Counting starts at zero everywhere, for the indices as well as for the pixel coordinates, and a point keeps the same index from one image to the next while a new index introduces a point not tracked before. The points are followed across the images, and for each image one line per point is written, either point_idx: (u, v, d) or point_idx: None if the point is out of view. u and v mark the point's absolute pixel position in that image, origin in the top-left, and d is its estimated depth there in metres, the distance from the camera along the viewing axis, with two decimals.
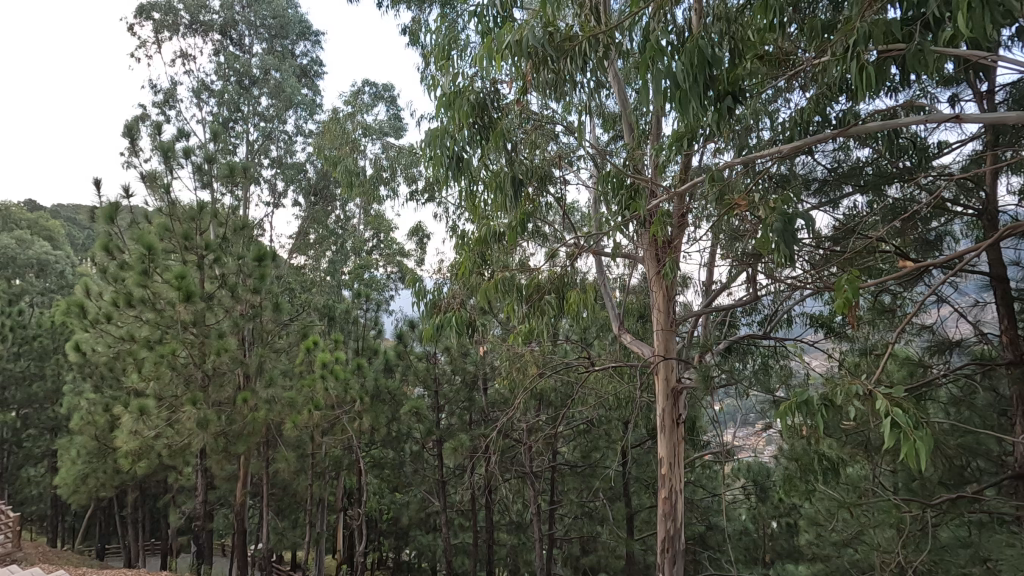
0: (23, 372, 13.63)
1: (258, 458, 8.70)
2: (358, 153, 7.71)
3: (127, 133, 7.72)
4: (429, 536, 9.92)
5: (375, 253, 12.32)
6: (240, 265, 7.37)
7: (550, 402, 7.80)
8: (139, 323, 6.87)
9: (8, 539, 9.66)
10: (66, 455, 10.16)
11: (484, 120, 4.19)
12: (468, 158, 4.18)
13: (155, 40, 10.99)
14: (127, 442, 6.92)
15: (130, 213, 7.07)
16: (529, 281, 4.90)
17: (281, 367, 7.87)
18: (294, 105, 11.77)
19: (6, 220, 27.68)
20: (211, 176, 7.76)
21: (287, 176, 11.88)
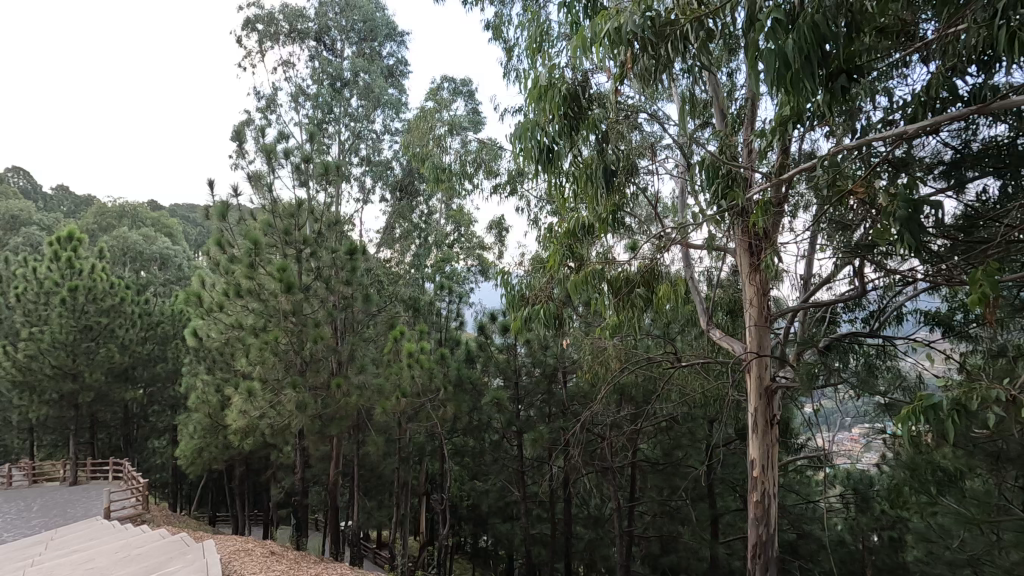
0: (149, 354, 15.31)
1: (349, 440, 9.23)
2: (443, 149, 7.89)
3: (235, 137, 8.39)
4: (507, 525, 10.09)
5: (456, 245, 12.62)
6: (333, 258, 7.84)
7: (633, 397, 7.69)
8: (247, 312, 7.51)
9: (138, 502, 10.89)
10: (184, 430, 11.27)
11: (575, 111, 4.16)
12: (559, 151, 4.15)
13: (259, 50, 11.83)
14: (236, 421, 7.54)
15: (239, 210, 7.71)
16: (617, 274, 4.86)
17: (370, 355, 8.31)
18: (381, 105, 12.28)
19: (136, 218, 31.10)
20: (308, 175, 8.27)
21: (376, 173, 12.42)
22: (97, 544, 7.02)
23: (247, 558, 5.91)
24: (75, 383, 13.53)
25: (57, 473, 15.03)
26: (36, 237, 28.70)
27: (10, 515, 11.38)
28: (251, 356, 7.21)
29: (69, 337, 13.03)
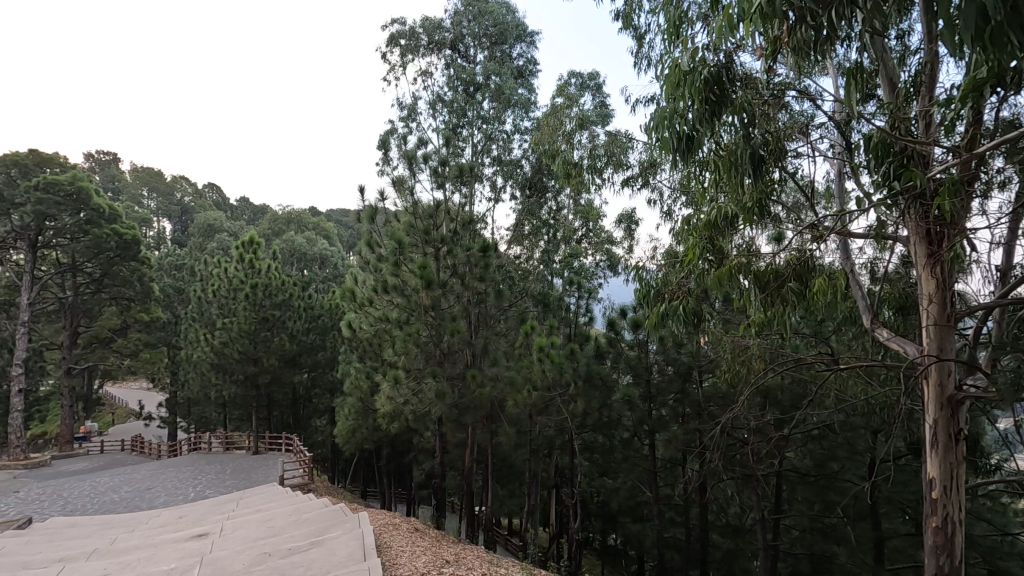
0: (312, 343, 17.31)
1: (483, 429, 9.66)
2: (571, 145, 7.86)
3: (381, 145, 9.16)
4: (638, 525, 9.86)
5: (584, 241, 12.56)
6: (468, 256, 8.22)
7: (780, 402, 7.08)
8: (393, 307, 8.19)
9: (305, 472, 12.41)
10: (341, 411, 12.58)
11: (718, 96, 3.90)
12: (700, 138, 3.93)
13: (401, 63, 12.77)
14: (384, 406, 8.26)
15: (385, 213, 8.41)
16: (765, 268, 4.49)
17: (503, 349, 8.61)
18: (512, 106, 12.61)
19: (300, 223, 35.32)
20: (445, 177, 8.76)
21: (506, 173, 12.78)
22: (275, 506, 8.13)
23: (394, 532, 6.46)
24: (256, 367, 15.76)
25: (244, 443, 17.63)
26: (227, 242, 33.89)
27: (210, 476, 13.60)
28: (397, 347, 7.86)
29: (252, 327, 15.21)
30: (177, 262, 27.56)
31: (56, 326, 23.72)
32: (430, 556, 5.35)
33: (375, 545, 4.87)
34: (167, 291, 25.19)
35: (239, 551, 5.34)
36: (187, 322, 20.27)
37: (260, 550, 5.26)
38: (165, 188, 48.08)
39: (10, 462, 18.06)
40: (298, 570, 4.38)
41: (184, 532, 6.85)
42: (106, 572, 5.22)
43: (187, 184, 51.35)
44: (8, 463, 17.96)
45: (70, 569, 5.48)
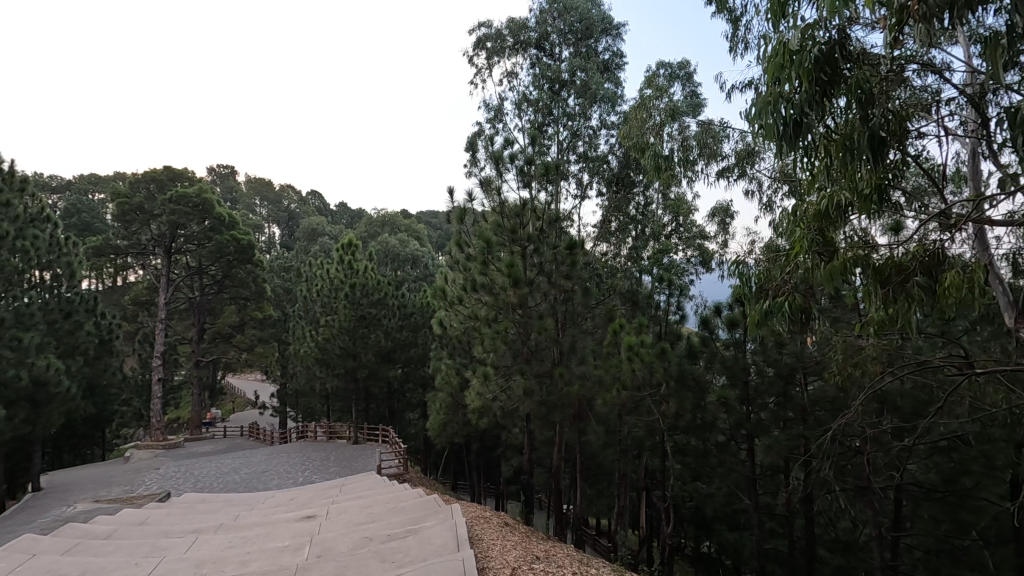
0: (406, 340, 18.10)
1: (571, 427, 9.62)
2: (661, 138, 7.64)
3: (469, 147, 9.38)
4: (735, 534, 9.37)
5: (674, 236, 12.16)
6: (555, 254, 8.21)
7: (899, 408, 6.44)
8: (481, 305, 8.38)
9: (400, 463, 13.01)
10: (432, 406, 13.04)
11: (831, 75, 3.59)
12: (810, 122, 3.63)
13: (488, 66, 13.00)
14: (474, 401, 8.45)
15: (473, 214, 8.61)
16: (886, 260, 4.09)
17: (591, 347, 8.53)
18: (598, 101, 12.44)
19: (394, 225, 37.07)
20: (531, 176, 8.80)
21: (592, 169, 12.63)
22: (374, 494, 8.60)
23: (485, 525, 6.62)
24: (355, 361, 16.74)
25: (345, 433, 18.81)
26: (328, 245, 36.31)
27: (316, 463, 14.64)
28: (486, 344, 8.08)
29: (351, 324, 16.18)
30: (286, 264, 29.94)
31: (187, 323, 26.60)
32: (521, 551, 5.41)
33: (468, 536, 4.99)
34: (277, 291, 27.43)
35: (343, 534, 5.70)
36: (294, 320, 21.95)
37: (361, 534, 5.58)
38: (274, 197, 52.38)
39: (152, 443, 20.51)
40: (397, 555, 4.59)
41: (295, 513, 7.42)
42: (230, 545, 5.78)
43: (293, 192, 55.61)
44: (150, 443, 20.41)
45: (201, 540, 6.11)
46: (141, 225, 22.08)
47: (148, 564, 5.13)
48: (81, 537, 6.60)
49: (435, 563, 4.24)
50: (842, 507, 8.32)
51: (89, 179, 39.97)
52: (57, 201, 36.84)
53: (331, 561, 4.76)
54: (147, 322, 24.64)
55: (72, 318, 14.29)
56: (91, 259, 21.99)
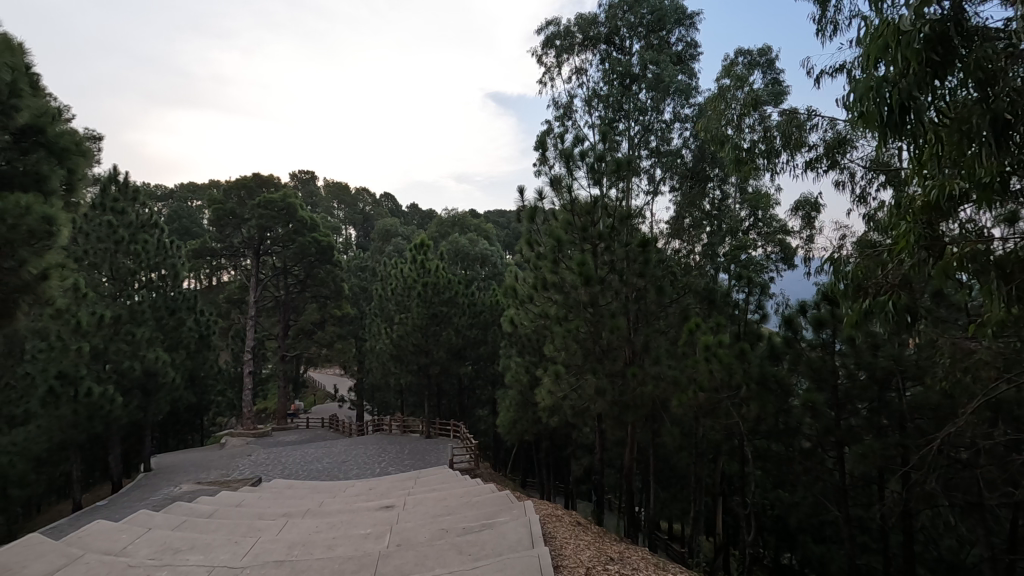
0: (476, 337, 18.40)
1: (644, 428, 9.43)
2: (740, 132, 7.36)
3: (540, 146, 9.38)
4: (822, 546, 8.84)
5: (752, 232, 11.64)
6: (627, 251, 8.06)
7: (1017, 417, 5.83)
8: (552, 303, 8.40)
9: (472, 458, 13.26)
10: (502, 403, 13.16)
11: (944, 55, 3.28)
12: (919, 105, 3.34)
13: (556, 64, 12.93)
14: (545, 399, 8.50)
15: (544, 213, 8.64)
16: (1010, 254, 3.67)
17: (665, 347, 8.32)
18: (671, 94, 12.13)
19: (464, 225, 37.89)
20: (602, 173, 8.67)
21: (665, 164, 12.33)
22: (448, 488, 8.83)
23: (558, 524, 6.62)
24: (427, 358, 17.25)
25: (418, 428, 19.39)
26: (402, 245, 37.59)
27: (392, 455, 15.23)
28: (558, 342, 8.13)
29: (423, 321, 16.70)
30: (361, 264, 31.29)
31: (273, 321, 28.39)
32: (595, 551, 5.37)
33: (543, 533, 5.00)
34: (355, 290, 28.72)
35: (421, 525, 5.89)
36: (370, 318, 22.88)
37: (439, 526, 5.74)
38: (350, 199, 54.97)
39: (244, 432, 22.06)
40: (474, 548, 4.69)
41: (375, 502, 7.76)
42: (318, 529, 6.13)
43: (368, 195, 58.01)
44: (243, 432, 21.98)
45: (292, 523, 6.53)
46: (234, 228, 23.83)
47: (247, 543, 5.55)
48: (189, 514, 7.25)
49: (511, 558, 4.28)
50: (947, 525, 7.61)
51: (188, 188, 43.60)
52: (161, 208, 40.26)
53: (412, 549, 4.94)
54: (239, 319, 26.49)
55: (176, 314, 15.48)
56: (191, 261, 23.96)
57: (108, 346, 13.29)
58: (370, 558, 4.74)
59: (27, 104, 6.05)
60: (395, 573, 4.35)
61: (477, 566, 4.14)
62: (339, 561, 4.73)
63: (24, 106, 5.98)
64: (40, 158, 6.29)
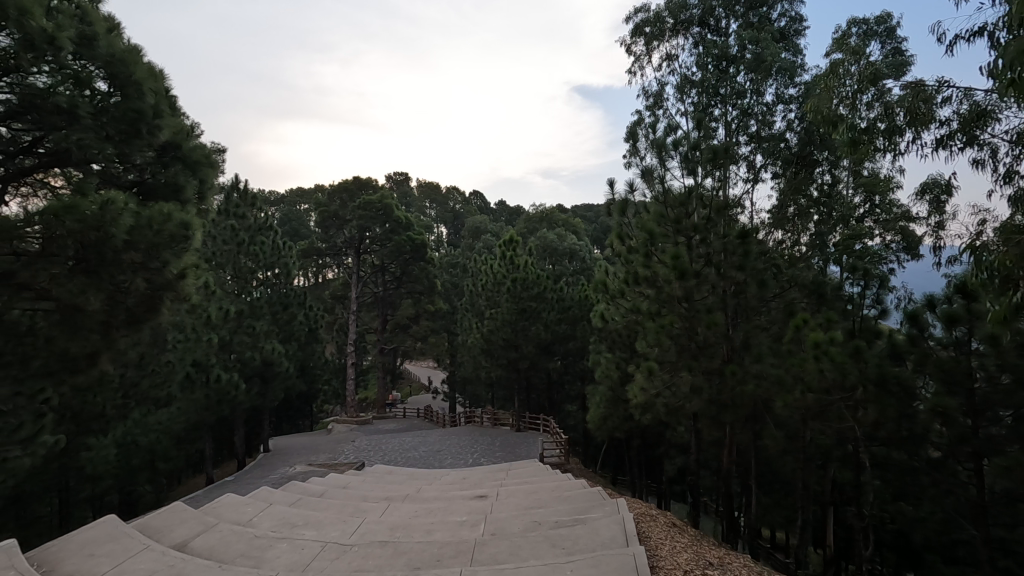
0: (565, 332, 18.38)
1: (745, 429, 8.96)
2: (855, 111, 6.76)
3: (630, 137, 9.16)
4: (955, 568, 7.94)
5: (868, 219, 10.68)
6: (724, 243, 7.66)
7: None
8: (644, 298, 8.21)
9: (562, 453, 13.30)
10: (592, 399, 13.05)
11: None
12: None
13: (646, 51, 12.54)
14: (637, 396, 8.40)
15: (635, 205, 8.47)
16: None
17: (767, 344, 7.85)
18: (773, 74, 11.37)
19: (552, 220, 38.02)
20: (697, 162, 8.31)
21: (767, 150, 11.61)
22: (540, 481, 8.94)
23: (652, 524, 6.47)
24: (517, 352, 17.52)
25: (508, 421, 19.75)
26: (491, 242, 38.36)
27: (483, 446, 15.65)
28: (650, 338, 7.95)
29: (513, 317, 16.95)
30: (453, 261, 32.33)
31: (372, 315, 30.08)
32: (693, 555, 5.20)
33: (637, 532, 4.91)
34: (447, 286, 29.73)
35: (514, 516, 6.00)
36: (462, 313, 23.57)
37: (532, 518, 5.83)
38: (442, 198, 56.94)
39: (348, 419, 23.63)
40: (567, 542, 4.71)
41: (469, 491, 8.02)
42: (417, 514, 6.44)
43: (458, 193, 59.78)
44: (347, 419, 23.56)
45: (394, 506, 6.91)
46: (337, 229, 25.54)
47: (355, 522, 5.94)
48: (304, 493, 7.92)
49: (605, 554, 4.23)
50: None
51: (297, 193, 47.29)
52: (275, 212, 43.93)
53: (507, 539, 5.06)
54: (343, 314, 28.38)
55: (289, 309, 16.86)
56: (301, 260, 25.98)
57: (233, 338, 14.76)
58: (466, 545, 4.90)
59: (167, 123, 6.84)
60: (490, 561, 4.47)
61: (571, 560, 4.15)
62: (439, 545, 4.94)
63: (165, 125, 6.77)
64: (178, 172, 7.10)
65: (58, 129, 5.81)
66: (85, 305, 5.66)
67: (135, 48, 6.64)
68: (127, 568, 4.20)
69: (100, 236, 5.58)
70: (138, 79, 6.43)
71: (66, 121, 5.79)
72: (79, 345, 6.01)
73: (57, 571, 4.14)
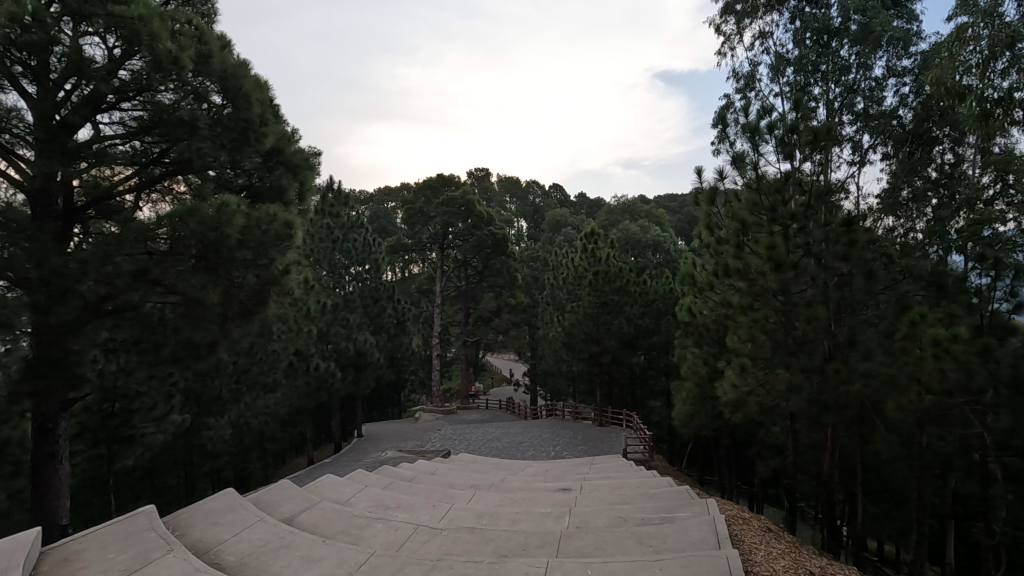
0: (648, 326, 17.93)
1: (849, 432, 8.32)
2: (986, 80, 6.03)
3: (720, 121, 8.73)
4: None
5: (999, 202, 9.51)
6: (827, 232, 7.11)
7: None
8: (736, 291, 7.82)
9: (646, 449, 13.01)
10: (678, 396, 12.64)
11: None
12: None
13: (737, 31, 11.87)
14: (728, 392, 8.17)
15: (725, 194, 8.08)
16: None
17: (877, 341, 7.22)
18: (883, 45, 10.39)
19: (634, 212, 37.16)
20: (794, 145, 7.76)
21: (875, 129, 10.71)
22: (624, 477, 8.81)
23: (744, 527, 6.18)
24: (599, 347, 17.32)
25: (590, 415, 19.59)
26: (572, 235, 38.10)
27: (565, 440, 15.66)
28: (742, 332, 7.58)
29: (595, 310, 16.79)
30: (533, 255, 32.47)
31: (456, 308, 30.93)
32: (791, 562, 4.93)
33: (730, 534, 4.71)
34: (528, 279, 29.94)
35: (599, 510, 5.97)
36: (543, 306, 23.61)
37: (618, 513, 5.76)
38: (522, 193, 57.30)
39: (434, 408, 24.50)
40: (655, 540, 4.61)
41: (553, 484, 8.06)
42: (502, 503, 6.57)
43: (538, 187, 59.97)
44: (433, 408, 24.42)
45: (479, 495, 7.08)
46: (423, 225, 26.49)
47: (444, 508, 6.16)
48: (395, 477, 8.32)
49: (696, 555, 4.09)
50: None
51: (384, 192, 49.51)
52: (365, 210, 46.24)
53: (592, 533, 5.04)
54: (428, 307, 29.39)
55: (379, 302, 17.70)
56: (389, 256, 27.20)
57: (330, 329, 15.74)
58: (552, 536, 4.94)
59: (272, 130, 7.36)
60: (577, 554, 4.47)
61: (660, 559, 4.06)
62: (525, 534, 5.02)
63: (269, 132, 7.28)
64: (281, 174, 7.65)
65: (181, 140, 6.47)
66: (207, 299, 6.30)
67: (244, 63, 7.22)
68: (244, 536, 4.63)
69: (217, 235, 6.15)
70: (247, 90, 6.97)
71: (187, 133, 6.43)
72: (201, 335, 6.66)
73: (188, 535, 4.66)
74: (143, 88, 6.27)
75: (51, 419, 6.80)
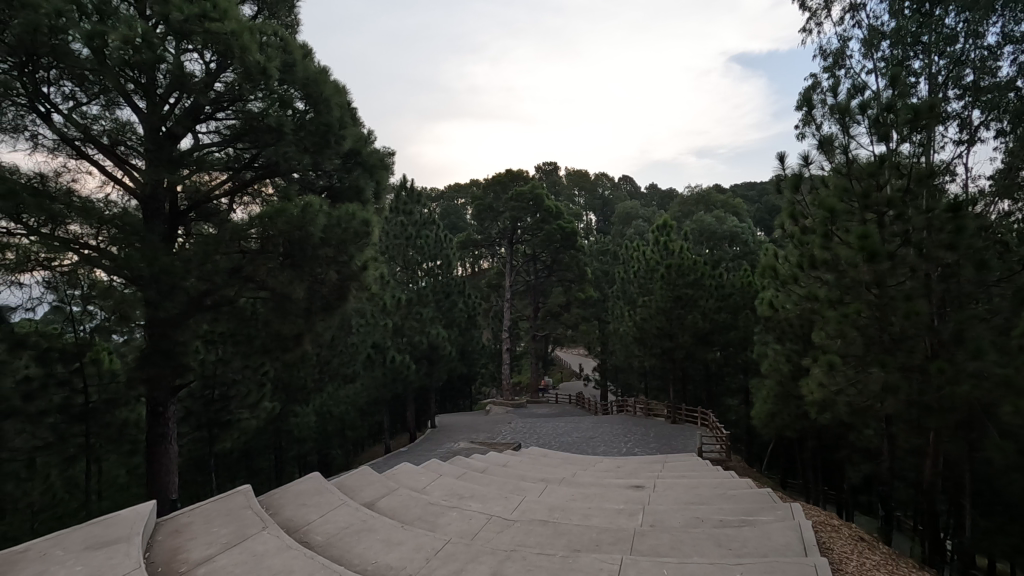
0: (725, 321, 17.20)
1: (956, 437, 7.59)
2: None
3: (804, 103, 8.20)
4: None
5: None
6: (930, 218, 6.51)
7: None
8: (823, 284, 7.33)
9: (723, 448, 12.52)
10: (757, 394, 12.07)
11: None
12: None
13: (824, 5, 11.06)
14: (815, 391, 7.66)
15: (811, 180, 7.58)
16: None
17: (990, 338, 6.53)
18: (997, 9, 9.34)
19: (709, 202, 35.64)
20: (891, 125, 7.14)
21: (988, 103, 9.63)
22: (700, 476, 8.53)
23: (833, 534, 5.82)
24: (672, 342, 16.81)
25: (662, 412, 19.12)
26: (643, 227, 37.15)
27: (636, 436, 15.37)
28: (830, 328, 7.10)
29: (668, 304, 16.31)
30: (603, 248, 31.97)
31: (525, 303, 31.06)
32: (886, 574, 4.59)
33: (817, 542, 4.46)
34: (598, 273, 29.54)
35: (673, 510, 5.82)
36: (613, 301, 23.24)
37: (694, 514, 5.58)
38: (591, 186, 56.50)
39: (504, 401, 24.83)
40: (734, 543, 4.43)
41: (625, 480, 7.94)
42: (574, 498, 6.55)
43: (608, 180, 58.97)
44: (504, 401, 24.75)
45: (551, 488, 7.10)
46: (492, 221, 26.76)
47: (516, 500, 6.23)
48: (468, 468, 8.50)
49: (779, 561, 3.89)
50: None
51: (454, 188, 50.51)
52: (436, 206, 47.37)
53: (666, 532, 4.92)
54: (498, 302, 29.73)
55: (450, 297, 18.09)
56: (460, 251, 27.73)
57: (405, 323, 16.29)
58: (625, 533, 4.87)
59: (349, 132, 7.67)
60: (651, 553, 4.38)
61: (739, 563, 3.90)
62: (596, 530, 4.98)
63: (348, 134, 7.59)
64: (358, 175, 7.98)
65: (270, 145, 6.91)
66: (294, 294, 6.72)
67: (324, 70, 7.58)
68: (329, 518, 4.91)
69: (302, 234, 6.53)
70: (327, 95, 7.32)
71: (274, 138, 6.86)
72: (289, 327, 7.11)
73: (279, 514, 5.00)
74: (236, 98, 6.76)
75: (163, 403, 7.51)
